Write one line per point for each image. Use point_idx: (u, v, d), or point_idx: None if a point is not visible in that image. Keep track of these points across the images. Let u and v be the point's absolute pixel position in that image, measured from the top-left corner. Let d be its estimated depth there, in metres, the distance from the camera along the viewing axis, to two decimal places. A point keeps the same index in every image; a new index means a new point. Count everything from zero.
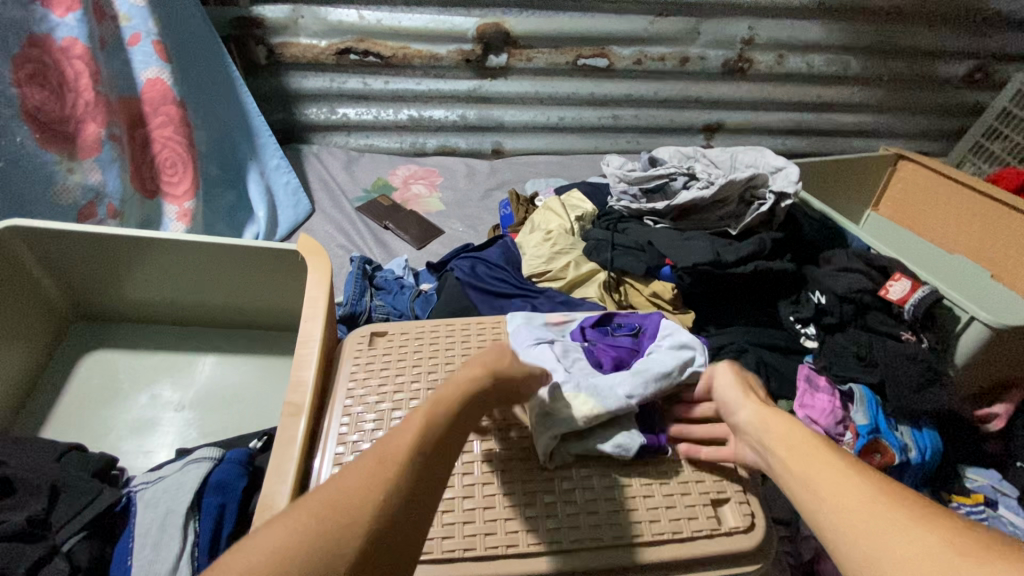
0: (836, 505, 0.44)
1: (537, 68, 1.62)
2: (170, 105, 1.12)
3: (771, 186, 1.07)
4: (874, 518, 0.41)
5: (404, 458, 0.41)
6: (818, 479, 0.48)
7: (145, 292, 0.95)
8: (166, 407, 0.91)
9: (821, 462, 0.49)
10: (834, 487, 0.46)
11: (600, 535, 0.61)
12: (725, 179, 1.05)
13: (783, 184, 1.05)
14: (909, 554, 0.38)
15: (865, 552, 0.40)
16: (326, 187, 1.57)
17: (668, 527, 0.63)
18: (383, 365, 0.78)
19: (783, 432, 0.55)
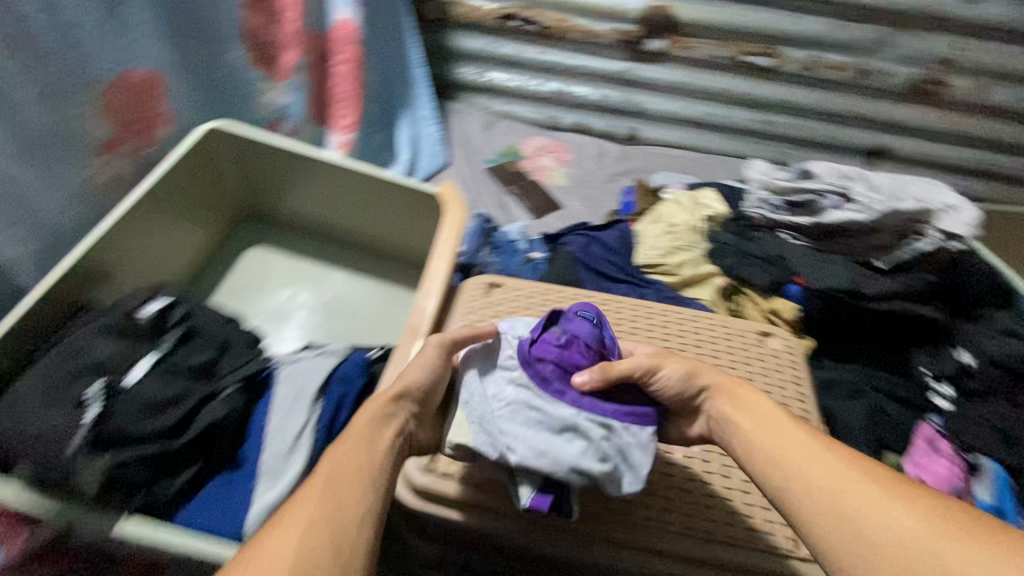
0: (832, 493, 0.47)
1: (696, 59, 1.56)
2: (351, 46, 1.22)
3: (938, 224, 0.97)
4: (872, 502, 0.46)
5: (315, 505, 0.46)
6: (807, 459, 0.51)
7: (304, 205, 1.08)
8: (301, 306, 1.05)
9: (803, 446, 0.52)
10: (829, 475, 0.49)
11: (651, 516, 0.68)
12: (885, 207, 0.96)
13: (953, 225, 0.95)
14: (897, 535, 0.44)
15: (864, 541, 0.45)
16: (464, 145, 1.66)
17: (720, 530, 0.68)
18: (492, 314, 0.83)
19: (756, 412, 0.56)
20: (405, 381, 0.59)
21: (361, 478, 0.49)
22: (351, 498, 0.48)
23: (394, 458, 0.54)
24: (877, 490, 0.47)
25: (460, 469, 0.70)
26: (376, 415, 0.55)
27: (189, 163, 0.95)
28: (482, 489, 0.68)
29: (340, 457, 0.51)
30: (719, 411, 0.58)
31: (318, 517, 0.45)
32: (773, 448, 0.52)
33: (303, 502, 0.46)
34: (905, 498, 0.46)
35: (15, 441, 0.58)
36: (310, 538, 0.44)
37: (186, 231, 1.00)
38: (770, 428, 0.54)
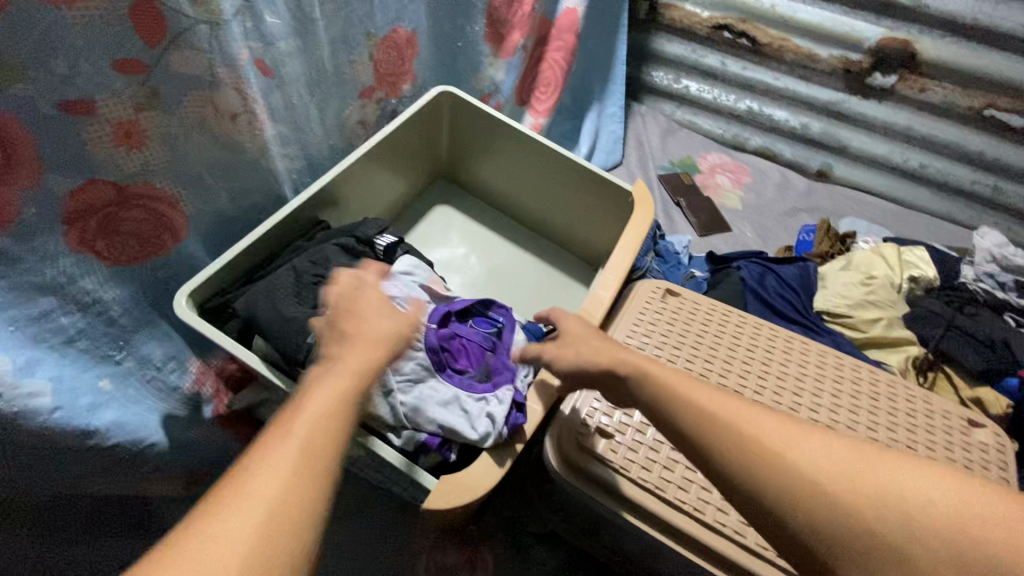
0: (762, 450, 0.45)
1: (927, 102, 1.40)
2: (571, 35, 1.27)
3: None
4: (787, 441, 0.46)
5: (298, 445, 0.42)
6: (721, 413, 0.48)
7: (497, 176, 1.15)
8: (473, 266, 1.13)
9: (718, 400, 0.50)
10: (747, 428, 0.46)
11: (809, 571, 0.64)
12: None
13: None
14: (823, 467, 0.44)
15: (794, 496, 0.43)
16: (639, 147, 1.66)
17: None
18: (669, 322, 0.83)
19: (675, 379, 0.53)
20: (371, 321, 0.58)
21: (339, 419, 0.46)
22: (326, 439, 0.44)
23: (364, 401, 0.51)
24: (786, 434, 0.46)
25: (620, 460, 0.71)
26: (358, 360, 0.52)
27: (418, 122, 1.07)
28: (640, 486, 0.69)
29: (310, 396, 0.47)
30: (619, 368, 0.56)
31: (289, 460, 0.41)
32: (688, 406, 0.49)
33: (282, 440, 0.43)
34: (817, 435, 0.46)
35: (271, 321, 0.72)
36: (280, 480, 0.40)
37: (398, 180, 1.12)
38: (707, 397, 0.50)
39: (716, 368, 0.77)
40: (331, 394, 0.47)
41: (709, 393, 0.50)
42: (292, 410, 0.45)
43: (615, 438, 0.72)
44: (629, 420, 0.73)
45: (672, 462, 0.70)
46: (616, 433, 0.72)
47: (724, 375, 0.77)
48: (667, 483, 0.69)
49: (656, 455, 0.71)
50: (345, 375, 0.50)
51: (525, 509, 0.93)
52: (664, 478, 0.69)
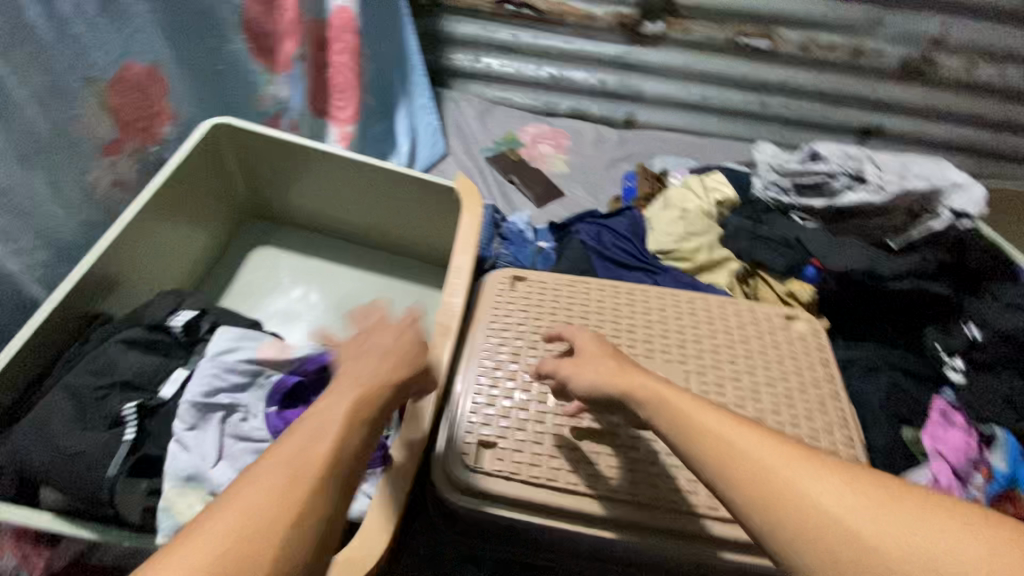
0: (764, 481, 0.43)
1: (692, 41, 1.57)
2: (349, 35, 1.18)
3: (948, 203, 0.98)
4: (796, 472, 0.43)
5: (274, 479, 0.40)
6: (726, 434, 0.48)
7: (311, 201, 1.05)
8: (312, 306, 1.03)
9: (727, 423, 0.49)
10: (759, 456, 0.45)
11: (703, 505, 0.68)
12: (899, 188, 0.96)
13: (963, 203, 0.97)
14: (837, 508, 0.40)
15: (799, 538, 0.40)
16: (460, 133, 1.65)
17: None
18: (525, 309, 0.82)
19: (685, 404, 0.53)
20: (375, 354, 0.53)
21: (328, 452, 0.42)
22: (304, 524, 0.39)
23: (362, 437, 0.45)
24: (798, 465, 0.44)
25: (509, 465, 0.69)
26: (364, 406, 0.47)
27: (195, 166, 0.92)
28: (533, 483, 0.68)
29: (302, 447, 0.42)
30: (638, 396, 0.56)
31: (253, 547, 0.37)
32: (685, 423, 0.51)
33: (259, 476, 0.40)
34: (839, 475, 0.42)
35: (53, 463, 0.59)
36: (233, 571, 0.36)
37: (193, 235, 0.97)
38: (712, 421, 0.50)
39: None
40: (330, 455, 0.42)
41: (720, 415, 0.50)
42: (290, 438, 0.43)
43: (499, 445, 0.71)
44: (507, 421, 0.73)
45: (556, 449, 0.71)
46: (499, 439, 0.71)
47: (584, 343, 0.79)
48: (557, 470, 0.69)
49: (541, 448, 0.71)
50: (352, 428, 0.44)
51: (439, 540, 0.88)
52: (553, 467, 0.69)
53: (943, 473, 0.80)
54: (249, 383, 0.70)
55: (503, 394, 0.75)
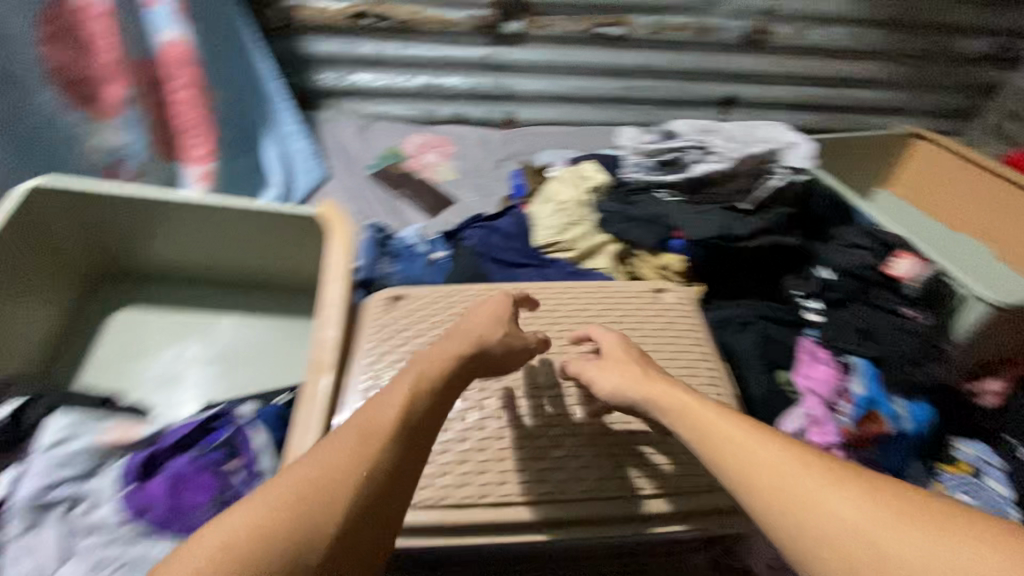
0: (778, 488, 0.48)
1: (553, 35, 1.61)
2: (189, 70, 1.11)
3: (782, 162, 1.04)
4: (805, 483, 0.47)
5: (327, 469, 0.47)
6: (747, 446, 0.53)
7: (171, 253, 0.98)
8: (191, 362, 0.96)
9: (750, 434, 0.54)
10: (773, 463, 0.50)
11: (597, 487, 0.70)
12: (740, 154, 1.02)
13: (795, 160, 1.03)
14: (846, 516, 0.44)
15: (811, 539, 0.44)
16: (340, 153, 1.60)
17: (665, 484, 0.71)
18: (403, 326, 0.81)
19: (705, 416, 0.59)
20: (428, 363, 0.60)
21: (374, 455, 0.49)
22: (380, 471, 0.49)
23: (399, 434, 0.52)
24: (814, 476, 0.48)
25: None
26: (433, 376, 0.59)
27: (17, 239, 0.83)
28: (427, 505, 0.68)
29: (375, 413, 0.53)
30: (663, 403, 0.63)
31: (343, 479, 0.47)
32: (711, 437, 0.56)
33: (314, 466, 0.47)
34: (850, 489, 0.45)
35: None
36: (299, 510, 0.44)
37: (29, 311, 0.88)
38: (733, 433, 0.55)
39: None
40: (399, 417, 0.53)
41: (741, 427, 0.55)
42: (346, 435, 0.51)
43: None
44: None
45: (447, 466, 0.70)
46: None
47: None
48: (450, 488, 0.69)
49: (432, 467, 0.70)
50: (418, 398, 0.56)
51: None
52: (446, 485, 0.69)
53: (817, 407, 0.87)
54: (92, 469, 0.63)
55: None
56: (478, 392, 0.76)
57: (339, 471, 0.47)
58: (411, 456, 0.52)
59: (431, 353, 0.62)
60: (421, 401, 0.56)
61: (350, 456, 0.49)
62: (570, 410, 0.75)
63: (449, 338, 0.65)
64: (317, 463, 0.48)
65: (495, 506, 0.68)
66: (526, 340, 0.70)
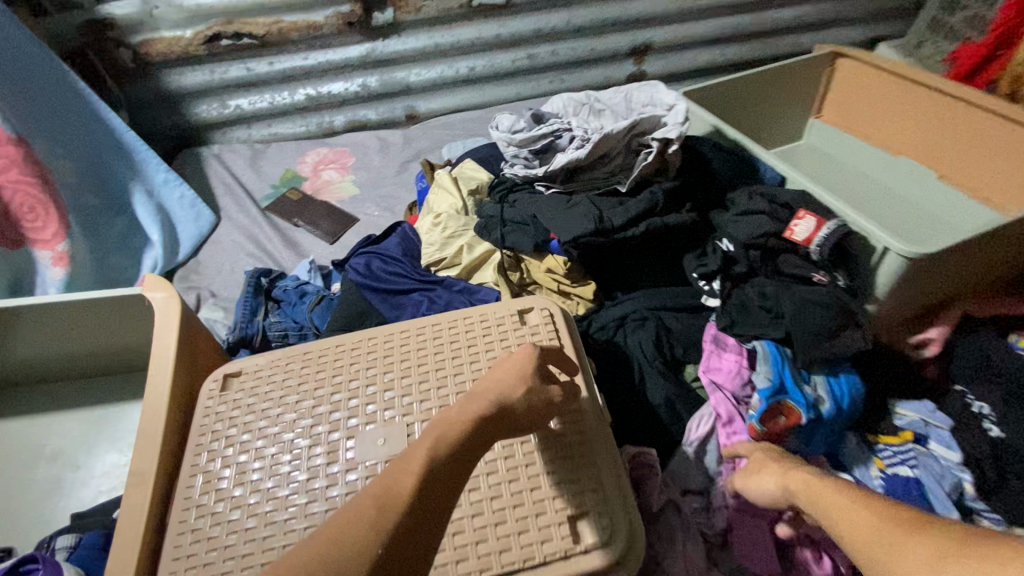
0: (865, 540, 0.46)
1: (430, 17, 1.47)
2: (8, 146, 1.03)
3: (656, 132, 0.92)
4: (886, 537, 0.45)
5: (364, 522, 0.42)
6: (837, 507, 0.51)
7: (22, 358, 0.92)
8: (66, 467, 0.90)
9: (840, 495, 0.53)
10: (859, 518, 0.48)
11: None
12: (599, 133, 0.89)
13: (665, 130, 0.91)
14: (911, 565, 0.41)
15: None
16: (229, 188, 1.49)
17: (518, 556, 0.58)
18: (237, 410, 0.72)
19: (808, 485, 0.58)
20: (457, 413, 0.53)
21: (411, 511, 0.44)
22: (398, 542, 0.42)
23: (435, 502, 0.45)
24: (895, 529, 0.45)
25: None
26: (457, 434, 0.50)
27: None
28: None
29: (395, 476, 0.46)
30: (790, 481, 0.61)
31: (355, 552, 0.40)
32: (814, 502, 0.55)
33: (348, 518, 0.43)
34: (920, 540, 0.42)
35: None
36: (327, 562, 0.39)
37: None
38: (827, 495, 0.54)
39: (298, 430, 0.69)
40: (419, 484, 0.45)
41: (837, 488, 0.54)
42: (384, 475, 0.46)
43: None
44: (224, 564, 0.60)
45: None
46: None
47: (305, 424, 0.70)
48: None
49: None
50: (439, 458, 0.47)
51: None
52: None
53: (724, 406, 0.80)
54: None
55: (210, 523, 0.63)
56: (314, 475, 0.66)
57: (375, 524, 0.42)
58: (433, 526, 0.44)
59: (472, 403, 0.54)
60: (457, 461, 0.49)
61: (386, 506, 0.43)
62: None
63: (484, 388, 0.57)
64: (349, 512, 0.43)
65: None
66: (557, 396, 0.60)
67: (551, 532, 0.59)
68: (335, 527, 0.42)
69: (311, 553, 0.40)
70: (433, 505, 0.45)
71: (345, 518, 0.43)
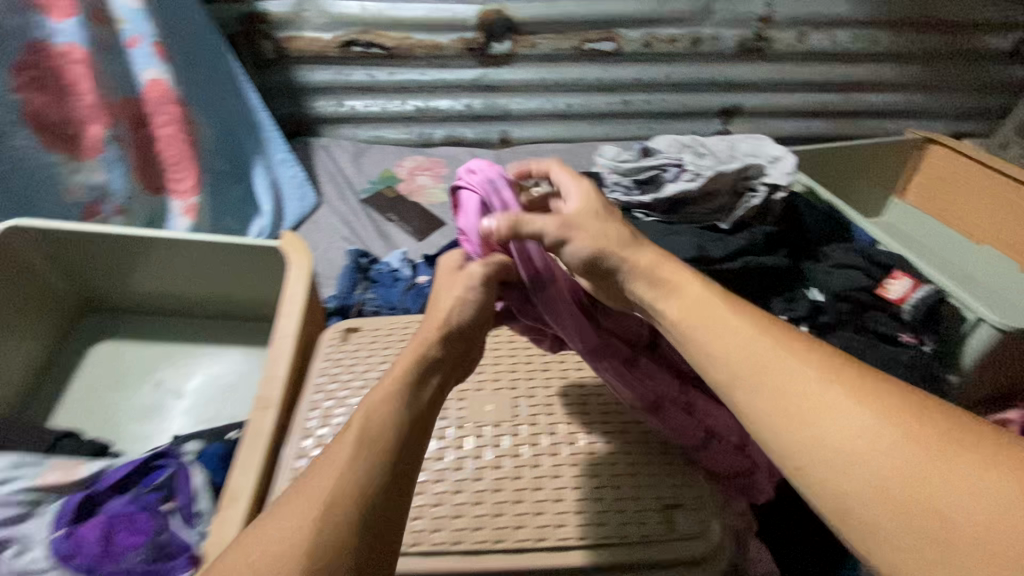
0: (755, 374, 0.47)
1: (543, 54, 1.60)
2: (171, 106, 1.12)
3: (764, 178, 0.99)
4: (784, 375, 0.45)
5: (318, 495, 0.43)
6: (740, 331, 0.49)
7: (148, 287, 1.01)
8: (167, 394, 0.97)
9: (738, 326, 0.49)
10: (762, 359, 0.47)
11: (543, 535, 0.63)
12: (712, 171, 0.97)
13: (775, 177, 0.98)
14: (804, 399, 0.44)
15: (776, 406, 0.45)
16: (333, 178, 1.61)
17: (614, 530, 0.64)
18: (353, 360, 0.79)
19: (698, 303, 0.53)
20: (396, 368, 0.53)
21: (369, 468, 0.45)
22: (360, 492, 0.43)
23: (388, 445, 0.47)
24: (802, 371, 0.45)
25: None
26: (392, 388, 0.51)
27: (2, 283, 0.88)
28: None
29: (343, 441, 0.46)
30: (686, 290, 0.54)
31: (314, 517, 0.41)
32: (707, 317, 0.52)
33: (301, 496, 0.43)
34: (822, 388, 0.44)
35: None
36: (291, 535, 0.40)
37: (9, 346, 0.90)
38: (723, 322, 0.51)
39: None
40: (360, 442, 0.46)
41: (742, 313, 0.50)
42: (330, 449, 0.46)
43: None
44: None
45: None
46: None
47: None
48: None
49: None
50: (378, 414, 0.48)
51: None
52: None
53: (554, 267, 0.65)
54: (26, 512, 0.62)
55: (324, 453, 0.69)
56: None
57: (332, 490, 0.43)
58: (395, 466, 0.46)
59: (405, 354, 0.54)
60: (403, 406, 0.50)
61: (336, 472, 0.44)
62: (521, 447, 0.70)
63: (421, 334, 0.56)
64: (304, 486, 0.44)
65: (472, 552, 0.62)
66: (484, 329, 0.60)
67: (646, 515, 0.66)
68: (290, 504, 0.43)
69: (274, 532, 0.41)
70: (386, 451, 0.46)
71: (294, 496, 0.43)
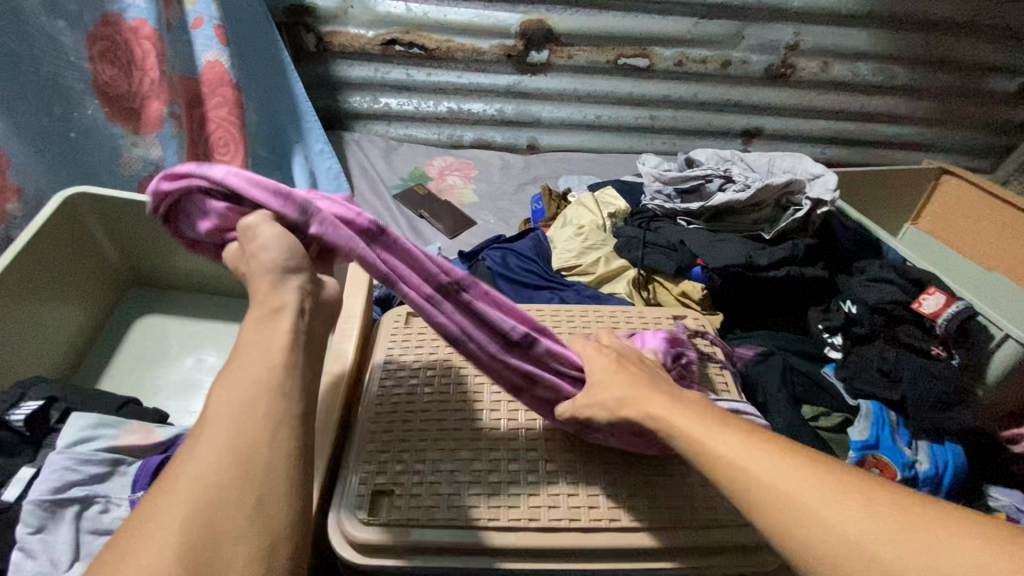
0: (777, 504, 0.46)
1: (578, 65, 1.65)
2: (225, 87, 1.14)
3: (808, 193, 1.05)
4: (811, 503, 0.45)
5: (196, 488, 0.38)
6: (744, 460, 0.49)
7: (195, 263, 1.01)
8: (208, 371, 0.97)
9: (741, 448, 0.50)
10: (778, 482, 0.47)
11: (619, 515, 0.62)
12: (761, 183, 1.03)
13: (819, 191, 1.03)
14: (830, 525, 0.43)
15: (808, 535, 0.44)
16: (365, 173, 1.63)
17: (692, 515, 0.62)
18: (415, 341, 0.78)
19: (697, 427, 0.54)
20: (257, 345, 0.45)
21: (249, 442, 0.40)
22: (246, 462, 0.39)
23: (260, 412, 0.42)
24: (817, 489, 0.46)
25: (406, 511, 0.61)
26: (253, 365, 0.44)
27: (58, 248, 0.88)
28: (433, 526, 0.60)
29: (207, 436, 0.40)
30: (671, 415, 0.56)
31: (200, 504, 0.37)
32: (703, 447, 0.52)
33: (176, 492, 0.38)
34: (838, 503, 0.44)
35: None
36: (188, 528, 0.36)
37: (63, 313, 0.90)
38: (728, 447, 0.51)
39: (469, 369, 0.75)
40: (228, 425, 0.41)
41: (733, 439, 0.51)
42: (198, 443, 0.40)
43: (394, 492, 0.62)
44: (404, 465, 0.65)
45: (456, 485, 0.63)
46: (393, 486, 0.63)
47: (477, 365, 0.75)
48: (456, 508, 0.61)
49: (441, 486, 0.63)
50: (245, 394, 0.42)
51: None
52: (454, 505, 0.61)
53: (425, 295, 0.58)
54: (110, 471, 0.65)
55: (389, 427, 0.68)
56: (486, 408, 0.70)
57: (214, 477, 0.38)
58: (268, 429, 0.41)
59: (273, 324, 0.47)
60: (271, 368, 0.44)
61: (213, 459, 0.39)
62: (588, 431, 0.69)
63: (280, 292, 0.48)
64: (177, 482, 0.38)
65: (549, 529, 0.60)
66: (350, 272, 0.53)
67: (722, 500, 0.64)
68: (166, 503, 0.38)
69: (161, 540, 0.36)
70: (261, 422, 0.41)
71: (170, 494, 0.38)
